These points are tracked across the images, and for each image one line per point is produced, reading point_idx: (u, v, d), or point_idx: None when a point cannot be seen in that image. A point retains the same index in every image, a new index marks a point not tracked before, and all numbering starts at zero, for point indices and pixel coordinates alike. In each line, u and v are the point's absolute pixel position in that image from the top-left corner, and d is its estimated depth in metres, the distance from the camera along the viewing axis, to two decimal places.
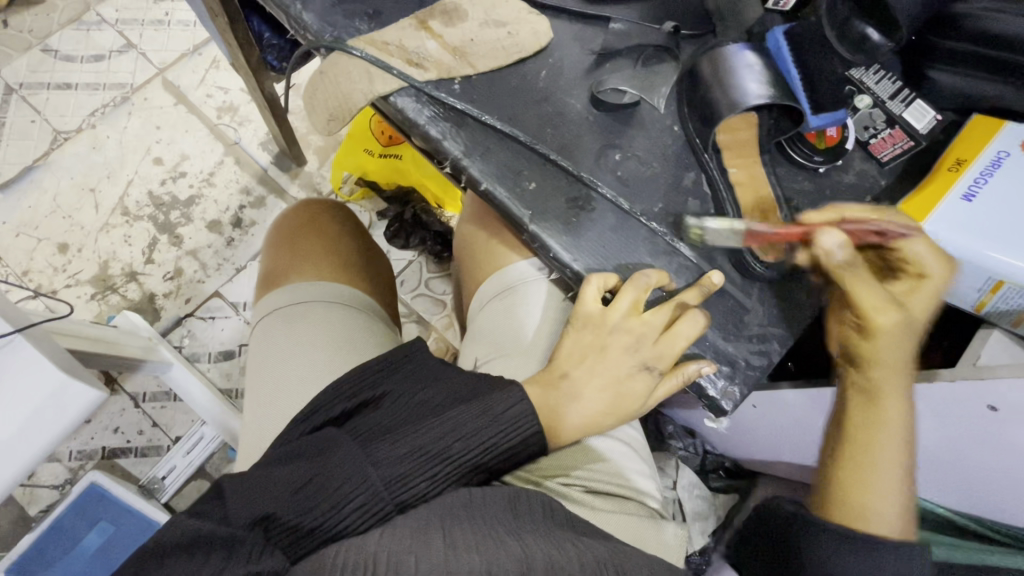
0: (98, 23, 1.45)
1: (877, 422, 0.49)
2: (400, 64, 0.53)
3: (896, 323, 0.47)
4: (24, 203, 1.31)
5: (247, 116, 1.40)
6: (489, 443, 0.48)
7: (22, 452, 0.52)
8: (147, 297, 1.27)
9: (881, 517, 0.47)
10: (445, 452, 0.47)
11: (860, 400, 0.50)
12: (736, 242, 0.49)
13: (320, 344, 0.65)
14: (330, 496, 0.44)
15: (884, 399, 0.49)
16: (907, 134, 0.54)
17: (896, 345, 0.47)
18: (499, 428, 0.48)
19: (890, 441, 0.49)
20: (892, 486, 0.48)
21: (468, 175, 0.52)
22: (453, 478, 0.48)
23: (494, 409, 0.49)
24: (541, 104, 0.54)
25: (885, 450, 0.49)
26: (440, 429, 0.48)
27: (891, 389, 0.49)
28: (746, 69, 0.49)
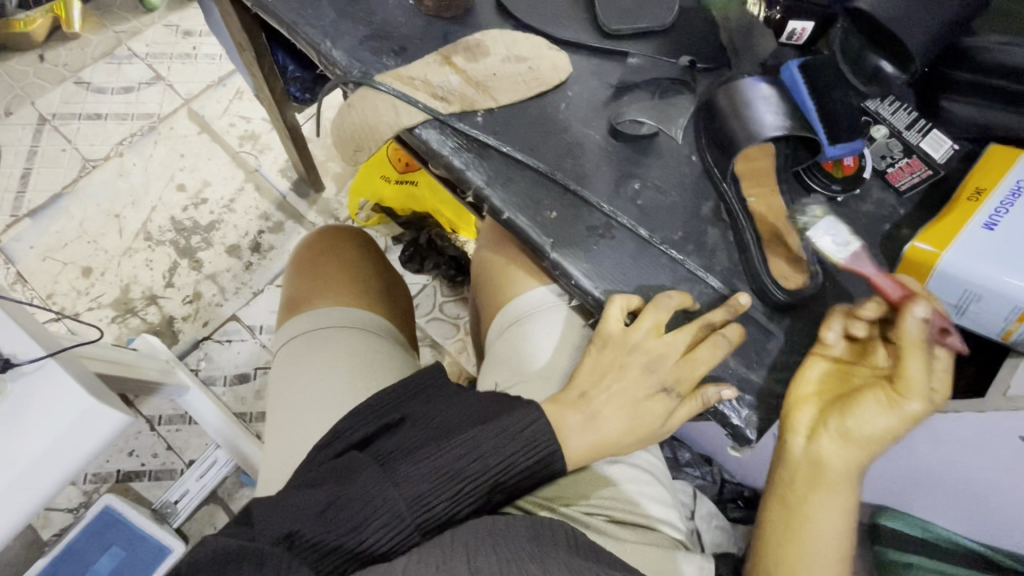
0: (128, 57, 1.52)
1: (822, 506, 0.48)
2: (424, 98, 0.55)
3: (908, 421, 0.46)
4: (51, 228, 1.35)
5: (268, 144, 1.45)
6: (508, 462, 0.48)
7: (46, 476, 0.51)
8: (167, 320, 1.29)
9: None
10: (463, 470, 0.47)
11: (823, 483, 0.48)
12: (838, 257, 0.51)
13: (343, 367, 0.66)
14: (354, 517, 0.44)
15: (841, 488, 0.48)
16: (925, 163, 0.54)
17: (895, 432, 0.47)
18: (520, 447, 0.48)
19: (833, 526, 0.48)
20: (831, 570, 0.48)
21: (490, 205, 0.53)
22: (473, 498, 0.48)
23: (513, 428, 0.49)
24: (561, 134, 0.55)
25: (825, 533, 0.48)
26: (462, 448, 0.48)
27: (840, 476, 0.48)
28: (762, 99, 0.51)
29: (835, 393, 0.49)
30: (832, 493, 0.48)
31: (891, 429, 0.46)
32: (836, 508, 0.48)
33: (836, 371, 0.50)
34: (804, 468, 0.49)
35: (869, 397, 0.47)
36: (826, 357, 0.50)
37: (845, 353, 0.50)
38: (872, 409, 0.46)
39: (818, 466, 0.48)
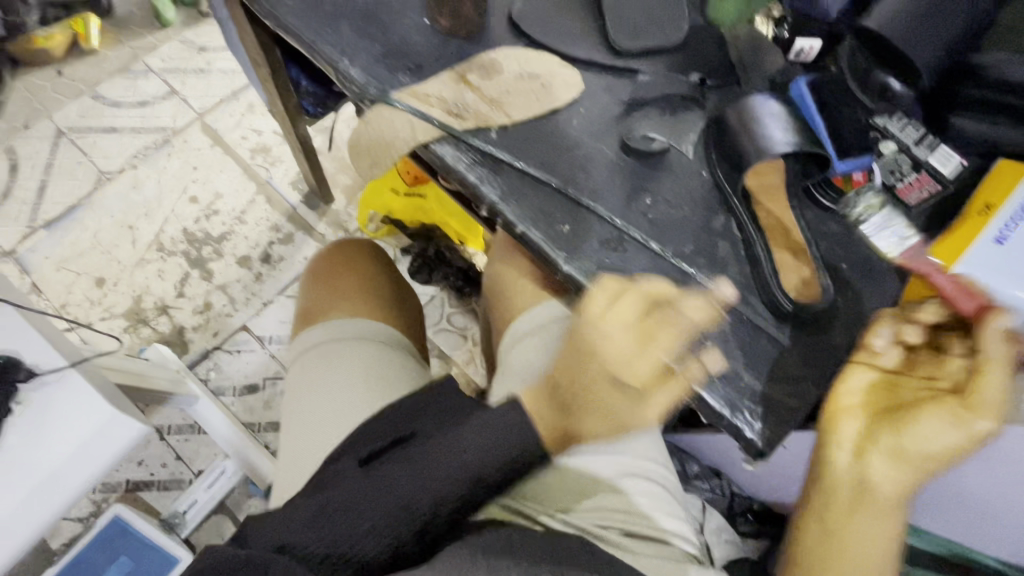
0: (144, 71, 1.56)
1: (864, 528, 0.48)
2: (439, 115, 0.56)
3: (973, 441, 0.46)
4: (66, 239, 1.37)
5: (280, 157, 1.47)
6: (485, 456, 0.48)
7: (67, 484, 0.52)
8: (177, 330, 1.31)
9: None
10: (440, 470, 0.48)
11: (870, 503, 0.48)
12: (895, 254, 0.53)
13: (358, 379, 0.66)
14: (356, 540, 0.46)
15: (887, 510, 0.48)
16: (934, 178, 0.54)
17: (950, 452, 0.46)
18: (495, 441, 0.48)
19: (874, 548, 0.48)
20: None
21: (503, 219, 0.54)
22: (456, 496, 0.48)
23: (488, 423, 0.49)
24: (573, 150, 0.56)
25: (869, 553, 0.48)
26: (440, 449, 0.49)
27: (887, 499, 0.48)
28: (770, 116, 0.52)
29: (886, 407, 0.50)
30: (873, 513, 0.48)
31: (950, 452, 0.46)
32: (880, 530, 0.48)
33: (890, 391, 0.51)
34: (850, 488, 0.50)
35: (930, 420, 0.47)
36: (876, 368, 0.51)
37: (893, 364, 0.51)
38: (932, 427, 0.47)
39: (866, 487, 0.49)
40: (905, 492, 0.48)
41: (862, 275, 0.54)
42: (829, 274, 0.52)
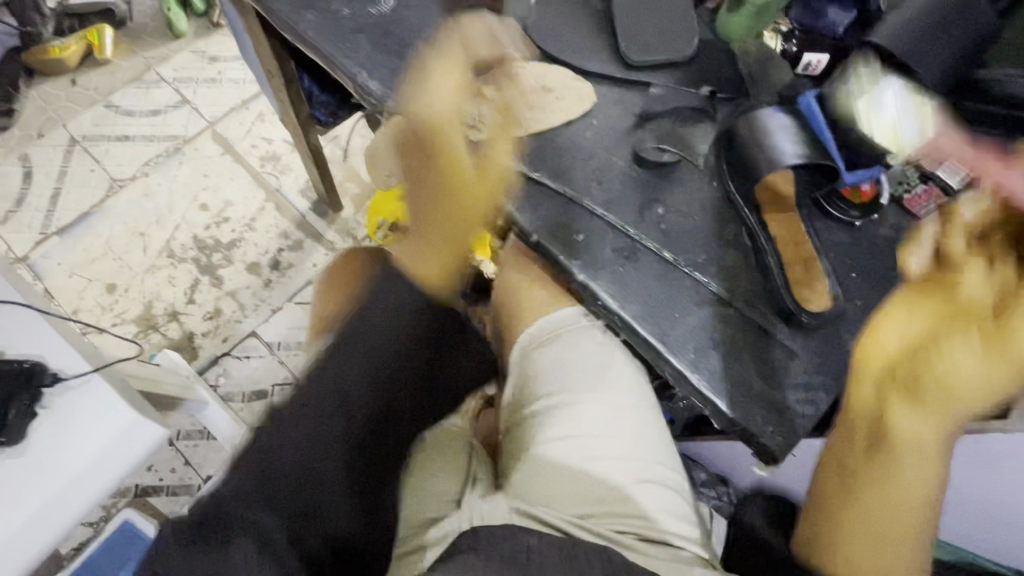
0: (156, 81, 1.58)
1: (902, 480, 0.41)
2: (456, 127, 0.57)
3: (1010, 367, 0.36)
4: (78, 246, 1.39)
5: (289, 165, 1.49)
6: (373, 373, 0.50)
7: (91, 485, 0.53)
8: (187, 336, 1.32)
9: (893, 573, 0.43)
10: (335, 407, 0.48)
11: (916, 455, 0.40)
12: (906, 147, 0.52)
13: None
14: (319, 498, 0.47)
15: (934, 460, 0.40)
16: (943, 190, 0.55)
17: (982, 387, 0.37)
18: (374, 363, 0.51)
19: (912, 495, 0.41)
20: (900, 545, 0.42)
21: (519, 228, 0.55)
22: (355, 419, 0.50)
23: (364, 343, 0.51)
24: (587, 161, 0.58)
25: (896, 503, 0.41)
26: (322, 388, 0.49)
27: (922, 444, 0.39)
28: (780, 129, 0.53)
29: (921, 340, 0.39)
30: (917, 460, 0.40)
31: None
32: (920, 478, 0.40)
33: (938, 312, 0.40)
34: (900, 444, 0.40)
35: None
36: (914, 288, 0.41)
37: (945, 276, 0.40)
38: (966, 359, 0.37)
39: (907, 446, 0.40)
40: (942, 436, 0.39)
41: (871, 283, 0.55)
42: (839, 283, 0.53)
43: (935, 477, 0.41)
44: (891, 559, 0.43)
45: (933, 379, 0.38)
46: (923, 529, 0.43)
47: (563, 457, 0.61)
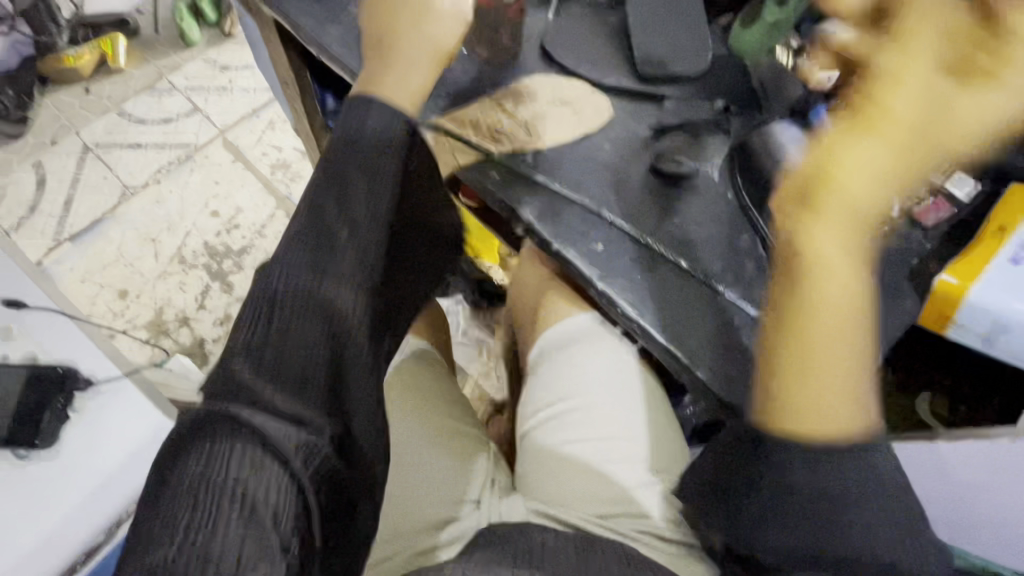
0: (169, 90, 1.60)
1: (826, 293, 0.42)
2: (478, 140, 0.59)
3: (901, 125, 0.40)
4: (91, 252, 1.41)
5: (299, 172, 1.51)
6: (357, 227, 0.49)
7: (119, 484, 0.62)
8: (197, 342, 1.33)
9: (842, 417, 0.42)
10: (320, 261, 0.47)
11: (840, 269, 0.42)
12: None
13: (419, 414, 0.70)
14: (312, 394, 0.45)
15: (850, 283, 0.42)
16: (951, 203, 0.57)
17: (871, 184, 0.41)
18: (364, 191, 0.49)
19: (840, 303, 0.42)
20: (845, 381, 0.42)
21: (539, 238, 0.57)
22: (347, 257, 0.48)
23: (332, 272, 0.47)
24: (605, 172, 0.59)
25: (829, 319, 0.42)
26: (293, 321, 0.45)
27: (837, 255, 0.42)
28: (793, 144, 0.56)
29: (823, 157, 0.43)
30: (840, 268, 0.42)
31: (982, 120, 0.39)
32: (845, 294, 0.42)
33: (886, 138, 0.41)
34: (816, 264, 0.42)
35: (889, 130, 0.40)
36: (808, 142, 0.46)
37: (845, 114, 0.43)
38: (868, 148, 0.41)
39: (826, 263, 0.42)
40: (860, 230, 0.42)
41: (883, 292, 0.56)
42: None
43: (861, 285, 0.43)
44: (835, 398, 0.42)
45: (835, 182, 0.42)
46: (862, 357, 0.43)
47: (578, 456, 0.63)
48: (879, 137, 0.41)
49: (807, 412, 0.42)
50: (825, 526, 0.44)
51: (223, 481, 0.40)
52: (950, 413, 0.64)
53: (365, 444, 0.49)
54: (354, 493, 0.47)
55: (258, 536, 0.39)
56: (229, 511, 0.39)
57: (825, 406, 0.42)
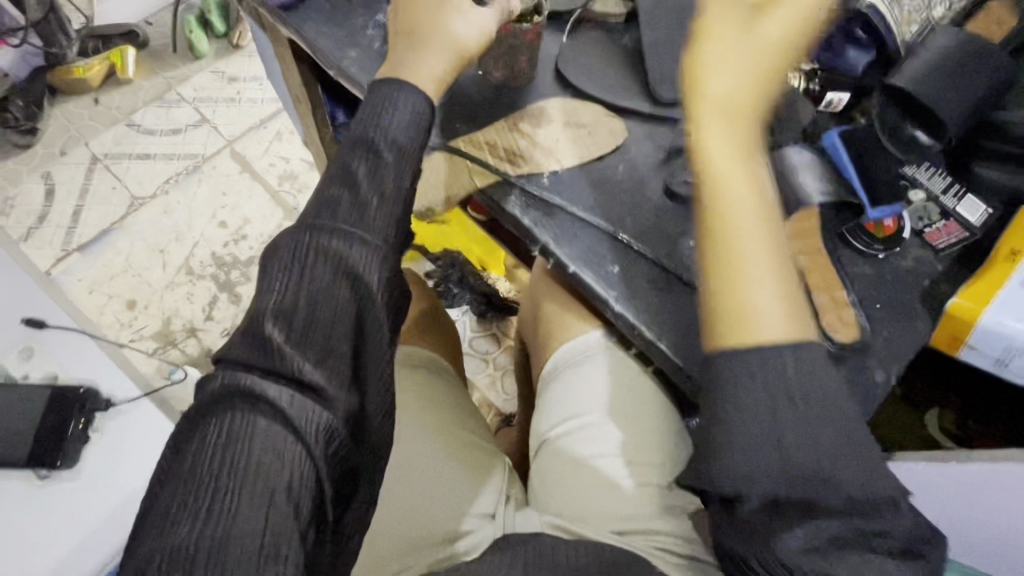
0: (177, 101, 1.62)
1: (732, 196, 0.51)
2: (495, 162, 0.60)
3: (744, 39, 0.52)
4: (99, 262, 1.41)
5: (306, 183, 1.52)
6: (375, 224, 0.49)
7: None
8: (204, 353, 1.33)
9: (771, 305, 0.49)
10: (341, 257, 0.47)
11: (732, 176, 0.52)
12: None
13: (429, 426, 0.69)
14: (334, 373, 0.46)
15: (749, 188, 0.51)
16: (962, 225, 0.58)
17: (733, 93, 0.52)
18: (386, 193, 0.50)
19: (745, 200, 0.51)
20: (766, 268, 0.50)
21: (556, 259, 0.57)
22: (369, 255, 0.49)
23: (349, 267, 0.47)
24: (620, 194, 0.60)
25: (739, 215, 0.51)
26: (314, 309, 0.46)
27: (732, 160, 0.52)
28: (803, 167, 0.58)
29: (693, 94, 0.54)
30: (733, 177, 0.52)
31: (791, 31, 0.52)
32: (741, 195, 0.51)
33: (737, 64, 0.52)
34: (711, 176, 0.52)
35: (726, 65, 0.52)
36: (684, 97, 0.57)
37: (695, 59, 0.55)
38: (722, 69, 0.52)
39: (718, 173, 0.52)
40: (741, 139, 0.53)
41: (896, 314, 0.56)
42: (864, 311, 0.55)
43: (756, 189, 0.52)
44: (756, 287, 0.49)
45: (703, 100, 0.52)
46: (775, 249, 0.50)
47: (593, 459, 0.63)
48: (722, 73, 0.52)
49: (735, 301, 0.49)
50: (804, 463, 0.45)
51: (246, 456, 0.41)
52: (960, 428, 0.77)
53: (377, 425, 0.50)
54: (362, 472, 0.49)
55: (278, 516, 0.41)
56: (252, 499, 0.40)
57: (751, 295, 0.49)
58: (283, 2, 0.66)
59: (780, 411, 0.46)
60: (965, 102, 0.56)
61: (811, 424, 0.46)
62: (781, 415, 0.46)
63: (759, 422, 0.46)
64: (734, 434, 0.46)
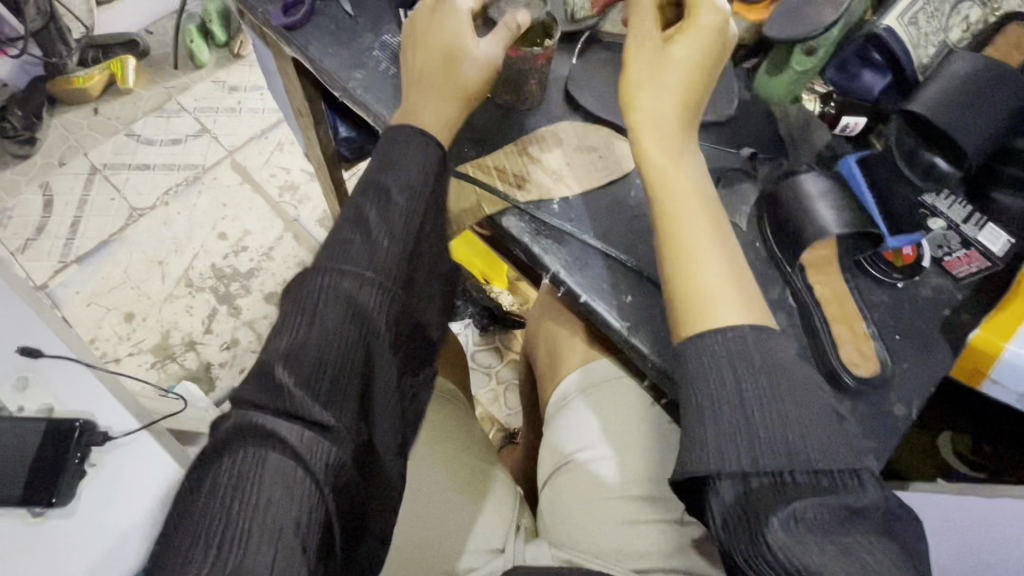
0: (177, 111, 1.60)
1: (676, 197, 0.50)
2: (503, 188, 0.59)
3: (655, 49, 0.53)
4: (97, 274, 1.39)
5: (307, 195, 1.51)
6: (387, 260, 0.48)
7: (121, 556, 0.54)
8: (204, 367, 1.31)
9: (725, 300, 0.47)
10: (352, 295, 0.46)
11: (673, 171, 0.51)
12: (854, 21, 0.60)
13: (440, 457, 0.68)
14: (344, 412, 0.45)
15: (691, 186, 0.51)
16: (984, 255, 0.57)
17: (656, 96, 0.52)
18: (402, 229, 0.49)
19: (689, 199, 0.50)
20: (716, 262, 0.48)
21: (566, 287, 0.56)
22: (380, 291, 0.47)
23: (358, 304, 0.46)
24: (632, 220, 0.59)
25: (684, 213, 0.50)
26: (320, 346, 0.44)
27: (667, 160, 0.51)
28: (820, 196, 0.55)
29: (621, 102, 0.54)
30: (675, 169, 0.51)
31: (703, 31, 0.51)
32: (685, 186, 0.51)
33: (652, 71, 0.52)
34: (653, 174, 0.51)
35: (646, 68, 0.52)
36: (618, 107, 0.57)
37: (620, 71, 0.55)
38: (641, 76, 0.52)
39: (660, 168, 0.51)
40: (671, 139, 0.52)
41: (915, 345, 0.55)
42: (884, 342, 0.54)
43: (697, 179, 0.52)
44: (709, 273, 0.48)
45: (629, 110, 0.53)
46: (724, 236, 0.50)
47: (604, 491, 0.61)
48: (645, 74, 0.52)
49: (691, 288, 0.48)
50: (802, 461, 0.42)
51: (256, 496, 0.40)
52: (975, 452, 0.77)
53: (388, 462, 0.49)
54: (371, 510, 0.48)
55: (287, 555, 0.39)
56: (263, 541, 0.39)
57: (706, 282, 0.47)
58: (288, 22, 0.65)
59: (747, 399, 0.43)
60: (987, 128, 0.55)
61: (776, 402, 0.43)
62: (748, 401, 0.43)
63: (727, 407, 0.43)
64: (705, 423, 0.43)
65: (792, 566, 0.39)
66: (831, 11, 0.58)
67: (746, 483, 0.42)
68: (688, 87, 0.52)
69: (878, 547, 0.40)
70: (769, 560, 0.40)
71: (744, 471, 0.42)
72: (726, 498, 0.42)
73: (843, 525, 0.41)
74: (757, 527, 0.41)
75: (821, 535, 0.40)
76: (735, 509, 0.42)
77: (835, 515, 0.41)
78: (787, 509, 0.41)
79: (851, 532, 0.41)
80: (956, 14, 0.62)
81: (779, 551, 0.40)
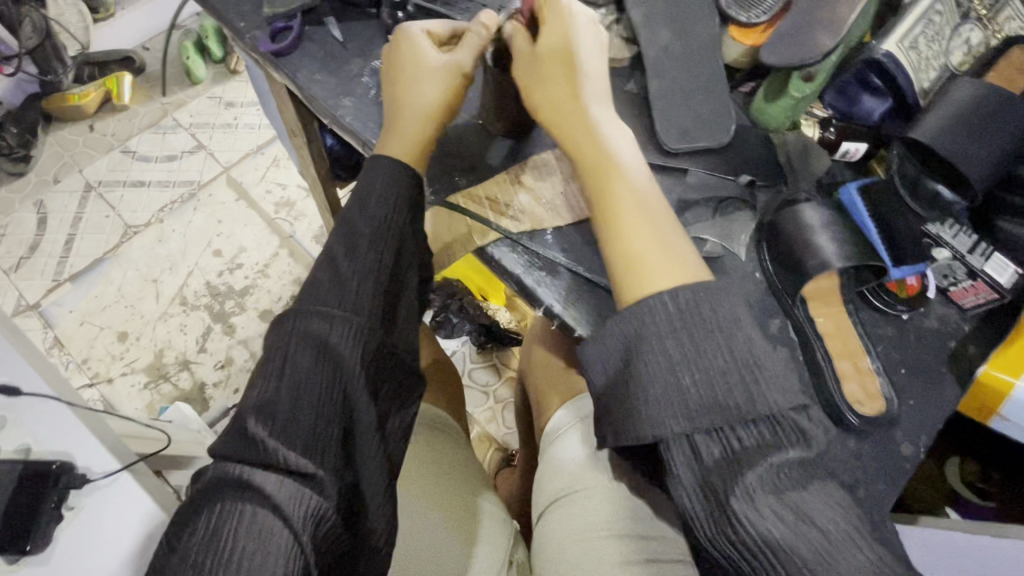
0: (173, 127, 1.60)
1: (608, 185, 0.49)
2: (493, 217, 0.57)
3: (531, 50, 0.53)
4: (90, 293, 1.38)
5: (303, 211, 1.49)
6: (357, 297, 0.47)
7: None
8: (198, 387, 1.29)
9: (659, 274, 0.45)
10: (319, 336, 0.45)
11: (586, 147, 0.51)
12: (846, 48, 0.59)
13: (429, 495, 0.65)
14: (327, 460, 0.43)
15: (617, 169, 0.49)
16: (992, 287, 0.54)
17: (549, 92, 0.52)
18: (377, 269, 0.48)
19: (617, 183, 0.49)
20: (649, 238, 0.46)
21: (561, 322, 0.54)
22: (351, 330, 0.46)
23: (329, 348, 0.45)
24: None
25: (613, 199, 0.48)
26: (289, 388, 0.43)
27: (589, 153, 0.50)
28: (822, 227, 0.53)
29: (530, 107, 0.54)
30: (587, 144, 0.51)
31: (559, 29, 0.53)
32: (603, 159, 0.50)
33: (535, 71, 0.53)
34: (585, 171, 0.51)
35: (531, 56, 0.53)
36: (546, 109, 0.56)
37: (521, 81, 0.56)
38: (530, 79, 0.53)
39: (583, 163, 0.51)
40: (579, 130, 0.51)
41: (921, 380, 0.53)
42: (889, 378, 0.52)
43: (618, 151, 0.50)
44: (644, 245, 0.46)
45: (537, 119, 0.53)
46: (646, 201, 0.48)
47: (596, 516, 0.59)
48: (532, 74, 0.53)
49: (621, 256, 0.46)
50: (754, 437, 0.40)
51: (230, 549, 0.38)
52: (982, 480, 0.75)
53: (374, 511, 0.46)
54: (360, 561, 0.46)
55: None
56: None
57: (638, 246, 0.46)
58: (275, 49, 0.64)
59: (699, 391, 0.41)
60: (992, 157, 0.53)
61: (703, 362, 0.41)
62: (678, 368, 0.41)
63: (660, 380, 0.41)
64: (648, 410, 0.41)
65: (754, 539, 0.38)
66: (828, 40, 0.57)
67: (699, 458, 0.40)
68: (570, 64, 0.52)
69: (835, 509, 0.39)
70: (732, 537, 0.38)
71: (687, 432, 0.40)
72: (687, 481, 0.40)
73: (801, 485, 0.40)
74: (719, 506, 0.39)
75: (776, 498, 0.38)
76: (697, 492, 0.40)
77: (789, 473, 0.40)
78: (740, 479, 0.39)
79: (806, 492, 0.39)
80: (957, 38, 0.61)
81: (743, 527, 0.38)
